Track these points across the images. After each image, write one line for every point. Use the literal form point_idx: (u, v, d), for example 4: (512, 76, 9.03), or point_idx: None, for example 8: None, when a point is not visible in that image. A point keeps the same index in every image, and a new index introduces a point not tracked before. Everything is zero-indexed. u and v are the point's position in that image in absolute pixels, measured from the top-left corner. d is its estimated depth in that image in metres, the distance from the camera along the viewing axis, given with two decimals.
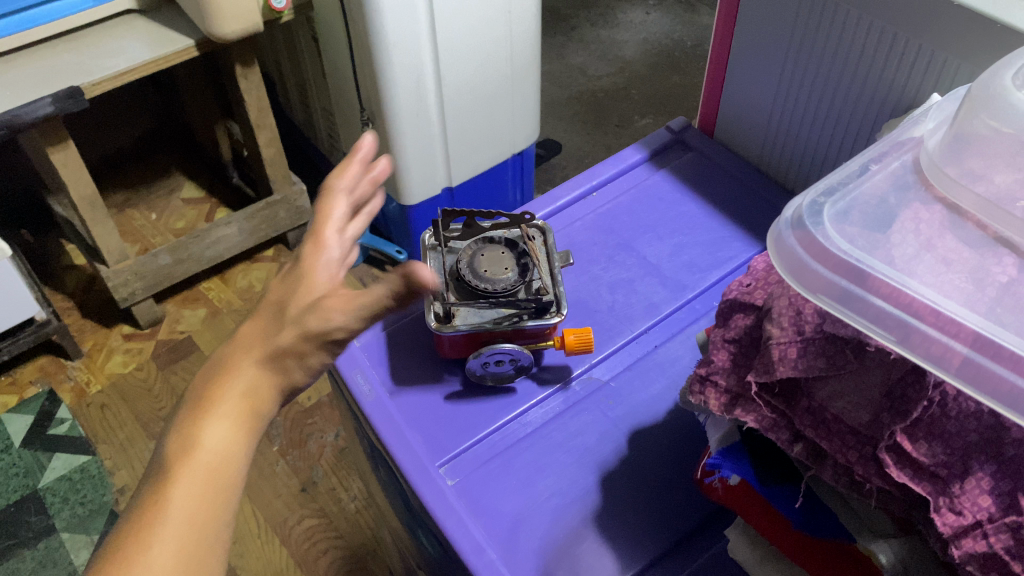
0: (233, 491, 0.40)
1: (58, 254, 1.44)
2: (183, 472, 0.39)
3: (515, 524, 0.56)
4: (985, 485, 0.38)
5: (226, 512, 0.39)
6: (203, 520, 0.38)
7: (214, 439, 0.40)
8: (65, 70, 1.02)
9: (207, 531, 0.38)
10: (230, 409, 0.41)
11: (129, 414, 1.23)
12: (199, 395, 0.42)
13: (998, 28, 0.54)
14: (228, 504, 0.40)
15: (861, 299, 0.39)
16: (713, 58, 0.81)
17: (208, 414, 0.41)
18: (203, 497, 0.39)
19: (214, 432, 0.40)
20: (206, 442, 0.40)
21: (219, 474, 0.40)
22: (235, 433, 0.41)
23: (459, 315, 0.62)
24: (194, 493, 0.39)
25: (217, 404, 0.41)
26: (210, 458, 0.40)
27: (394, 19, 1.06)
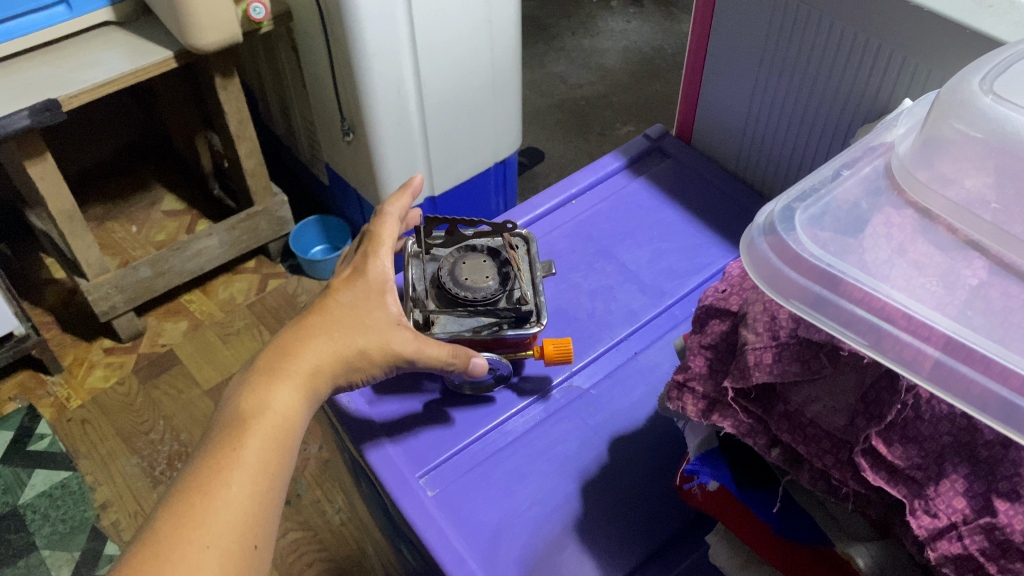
0: (294, 449, 0.50)
1: (38, 268, 1.43)
2: (262, 427, 0.48)
3: (496, 533, 0.56)
4: (959, 487, 0.38)
5: (285, 461, 0.49)
6: (274, 465, 0.48)
7: (286, 404, 0.50)
8: (42, 82, 1.01)
9: (275, 476, 0.48)
10: (300, 379, 0.51)
11: (110, 429, 1.21)
12: (276, 362, 0.51)
13: (968, 33, 0.54)
14: (291, 458, 0.49)
15: (834, 304, 0.39)
16: (689, 65, 0.81)
17: (284, 380, 0.50)
18: (277, 450, 0.48)
19: (284, 397, 0.50)
20: (283, 408, 0.50)
21: (286, 433, 0.49)
22: (299, 399, 0.51)
23: (439, 322, 0.63)
24: (267, 442, 0.48)
25: (291, 374, 0.51)
26: (280, 420, 0.49)
27: (374, 29, 1.06)
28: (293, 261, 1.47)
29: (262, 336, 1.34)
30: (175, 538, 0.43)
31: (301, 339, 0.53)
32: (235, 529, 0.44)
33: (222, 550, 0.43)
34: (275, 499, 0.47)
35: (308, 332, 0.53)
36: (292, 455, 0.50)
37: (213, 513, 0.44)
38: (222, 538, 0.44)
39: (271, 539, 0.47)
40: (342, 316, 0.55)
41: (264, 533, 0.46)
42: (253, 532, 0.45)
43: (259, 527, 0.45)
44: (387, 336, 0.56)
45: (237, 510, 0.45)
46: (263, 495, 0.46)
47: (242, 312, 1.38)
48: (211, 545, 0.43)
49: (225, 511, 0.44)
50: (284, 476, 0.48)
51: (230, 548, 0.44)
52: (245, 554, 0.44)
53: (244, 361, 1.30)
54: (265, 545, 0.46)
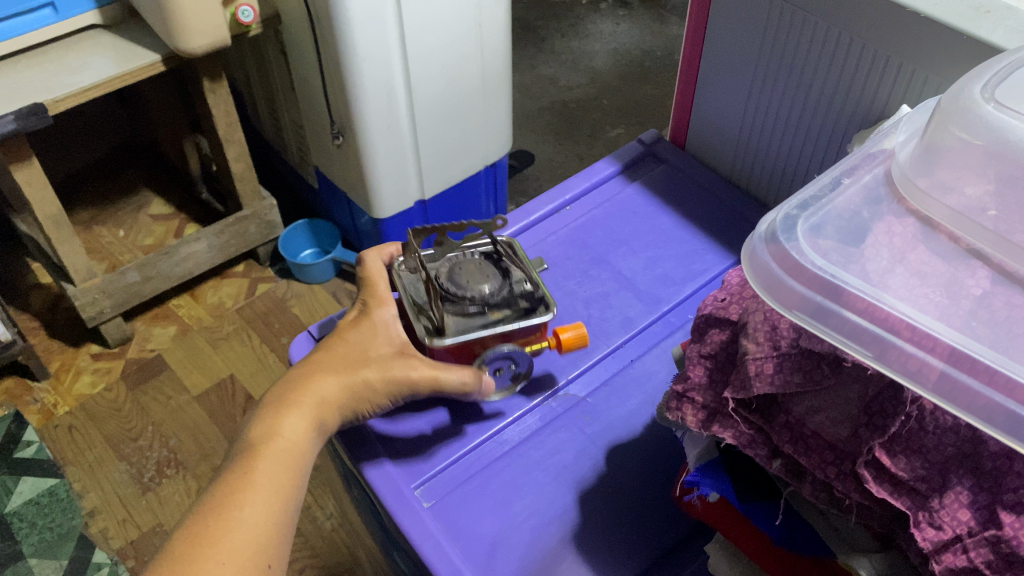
0: (305, 476, 0.52)
1: (24, 273, 1.41)
2: (272, 456, 0.51)
3: (493, 545, 0.56)
4: (963, 499, 0.38)
5: (297, 486, 0.51)
6: (284, 491, 0.50)
7: (295, 433, 0.52)
8: (28, 86, 1.00)
9: (286, 501, 0.50)
10: (309, 408, 0.53)
11: (98, 436, 1.20)
12: (286, 392, 0.54)
13: (964, 40, 0.54)
14: (302, 484, 0.52)
15: (837, 315, 0.38)
16: (683, 69, 0.81)
17: (293, 410, 0.53)
18: (286, 477, 0.51)
19: (293, 424, 0.52)
20: (293, 436, 0.52)
21: (297, 459, 0.52)
22: (308, 427, 0.53)
23: (449, 326, 0.61)
24: (277, 470, 0.50)
25: (300, 404, 0.53)
26: (290, 448, 0.51)
27: (364, 33, 1.05)
28: (282, 264, 1.46)
29: (252, 341, 1.33)
30: (190, 560, 0.45)
31: (310, 371, 0.55)
32: (246, 550, 0.47)
33: (235, 569, 0.46)
34: (287, 522, 0.50)
35: (316, 363, 0.56)
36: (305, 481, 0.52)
37: (226, 536, 0.47)
38: (235, 559, 0.46)
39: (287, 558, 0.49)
40: (349, 347, 0.57)
41: (276, 553, 0.48)
42: (265, 555, 0.47)
43: (270, 549, 0.48)
44: (392, 363, 0.56)
45: (248, 533, 0.47)
46: (273, 519, 0.49)
47: (231, 317, 1.37)
48: (225, 564, 0.46)
49: (237, 534, 0.47)
50: (295, 501, 0.51)
51: (241, 566, 0.46)
52: (255, 574, 0.47)
53: (234, 366, 1.29)
54: (277, 565, 0.48)
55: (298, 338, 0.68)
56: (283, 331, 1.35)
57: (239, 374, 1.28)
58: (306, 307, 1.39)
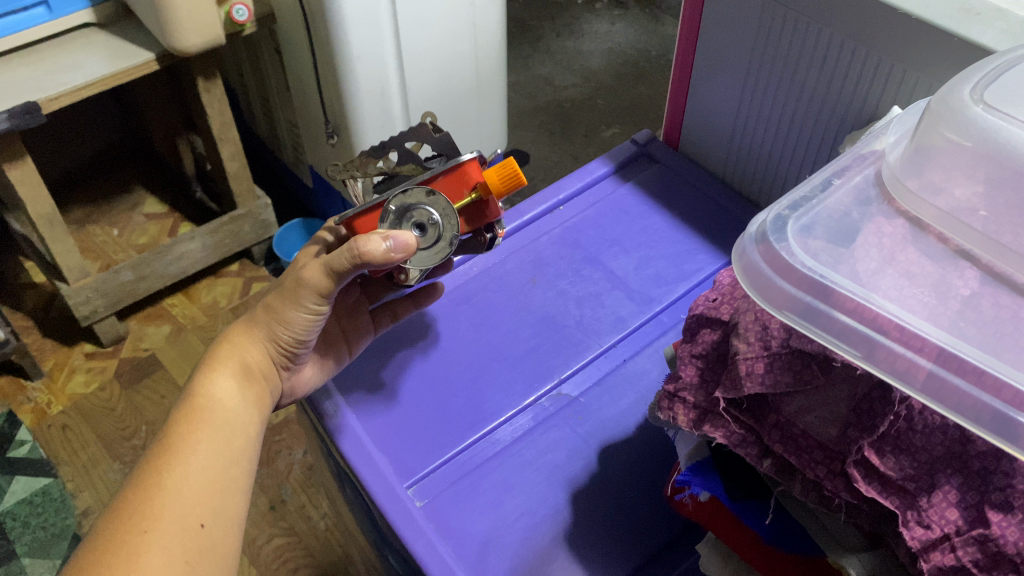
0: (236, 433, 0.52)
1: (18, 272, 1.41)
2: (195, 417, 0.51)
3: (485, 544, 0.56)
4: (952, 498, 0.38)
5: (228, 443, 0.51)
6: (210, 448, 0.49)
7: (216, 390, 0.53)
8: (21, 84, 0.99)
9: (215, 459, 0.49)
10: (228, 368, 0.55)
11: (92, 435, 1.20)
12: (204, 360, 0.56)
13: (956, 41, 0.54)
14: (234, 442, 0.51)
15: (826, 315, 0.39)
16: (676, 70, 0.81)
17: (210, 372, 0.54)
18: (211, 434, 0.50)
19: (214, 385, 0.53)
20: (214, 393, 0.53)
21: (222, 416, 0.52)
22: (231, 386, 0.54)
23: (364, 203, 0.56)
24: (200, 429, 0.50)
25: (217, 366, 0.55)
26: (211, 406, 0.52)
27: (358, 32, 1.05)
28: (277, 264, 1.46)
29: None
30: (117, 525, 0.43)
31: (229, 340, 0.57)
32: (173, 507, 0.45)
33: (162, 529, 0.44)
34: (218, 480, 0.48)
35: (234, 332, 0.58)
36: (239, 440, 0.52)
37: (151, 498, 0.45)
38: (162, 518, 0.44)
39: (224, 520, 0.47)
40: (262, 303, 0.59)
41: (211, 511, 0.47)
42: (195, 511, 0.46)
43: (200, 505, 0.46)
44: (288, 282, 0.55)
45: (174, 492, 0.46)
46: (201, 476, 0.48)
47: (225, 316, 1.37)
48: (151, 527, 0.44)
49: (162, 495, 0.45)
50: (227, 459, 0.50)
51: (169, 525, 0.44)
52: (187, 530, 0.45)
53: None
54: (215, 524, 0.46)
55: None
56: None
57: None
58: None
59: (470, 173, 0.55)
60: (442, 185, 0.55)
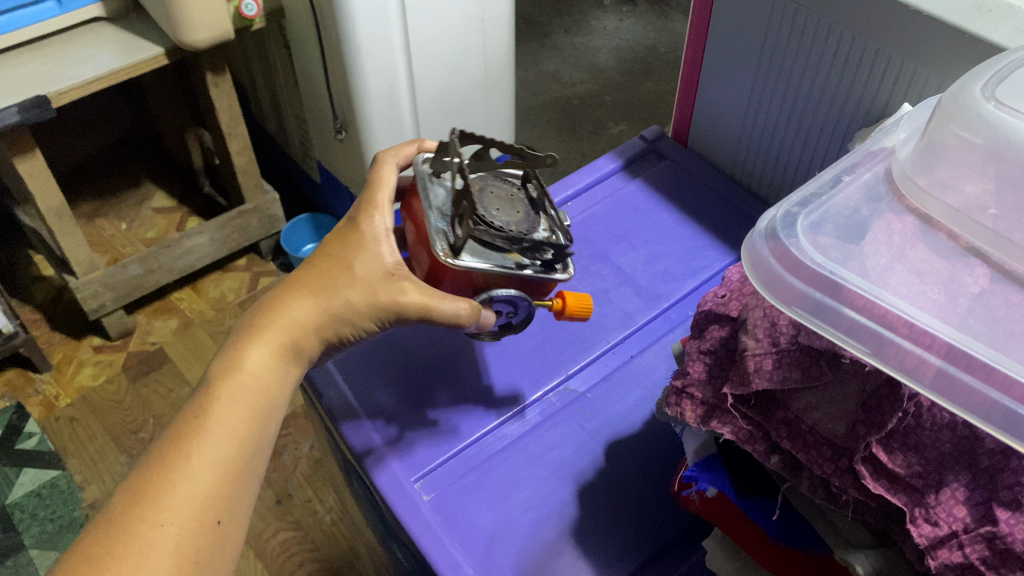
0: (268, 420, 0.50)
1: (27, 265, 1.42)
2: (232, 394, 0.49)
3: (491, 538, 0.56)
4: (959, 496, 0.38)
5: (257, 429, 0.49)
6: (241, 435, 0.48)
7: (258, 366, 0.51)
8: (31, 78, 1.00)
9: (244, 447, 0.48)
10: (276, 339, 0.52)
11: (100, 428, 1.21)
12: (255, 321, 0.52)
13: (967, 39, 0.54)
14: (265, 427, 0.50)
15: (836, 311, 0.38)
16: (686, 66, 0.81)
17: (256, 339, 0.51)
18: (243, 420, 0.49)
19: (257, 360, 0.51)
20: (256, 370, 0.51)
21: (259, 398, 0.50)
22: (273, 363, 0.51)
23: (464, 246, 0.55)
24: (235, 409, 0.49)
25: (266, 332, 0.52)
26: (250, 384, 0.50)
27: (367, 28, 1.05)
28: (284, 258, 1.46)
29: None
30: (129, 515, 0.43)
31: (284, 298, 0.53)
32: (192, 503, 0.45)
33: (177, 526, 0.44)
34: (239, 474, 0.48)
35: (286, 292, 0.54)
36: (271, 424, 0.51)
37: (170, 489, 0.45)
38: (179, 514, 0.44)
39: (239, 514, 0.47)
40: (324, 270, 0.54)
41: (228, 507, 0.46)
42: (213, 509, 0.46)
43: (219, 501, 0.46)
44: (378, 287, 0.54)
45: (197, 485, 0.45)
46: (224, 469, 0.47)
47: (232, 310, 1.37)
48: (166, 524, 0.44)
49: (183, 486, 0.45)
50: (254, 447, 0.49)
51: (184, 523, 0.44)
52: (201, 529, 0.45)
53: None
54: (230, 520, 0.46)
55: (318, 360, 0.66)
56: None
57: None
58: None
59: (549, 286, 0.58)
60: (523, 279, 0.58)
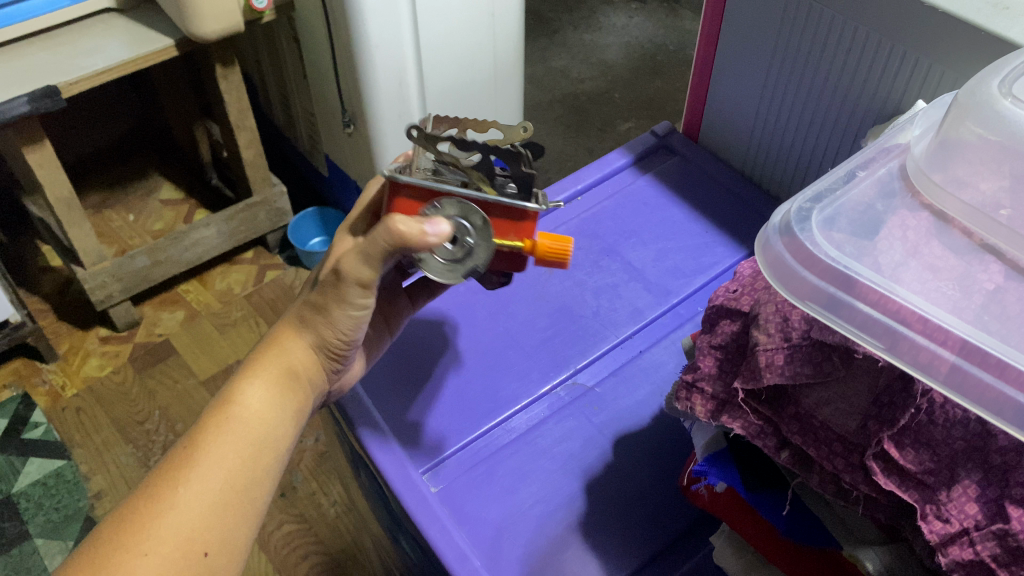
0: (265, 451, 0.50)
1: (35, 256, 1.42)
2: (225, 426, 0.49)
3: (498, 531, 0.56)
4: (972, 493, 0.38)
5: (254, 462, 0.49)
6: (232, 467, 0.48)
7: (253, 400, 0.51)
8: (41, 68, 1.00)
9: (240, 478, 0.48)
10: (270, 377, 0.52)
11: (105, 418, 1.21)
12: (249, 361, 0.53)
13: (983, 35, 0.54)
14: (264, 460, 0.50)
15: (849, 306, 0.38)
16: (698, 61, 0.80)
17: (249, 377, 0.52)
18: (236, 450, 0.49)
19: (250, 394, 0.51)
20: (255, 401, 0.51)
21: (259, 428, 0.50)
22: (267, 396, 0.51)
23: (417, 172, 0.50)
24: (228, 440, 0.49)
25: (260, 370, 0.52)
26: (248, 415, 0.50)
27: (378, 22, 1.05)
28: (291, 252, 1.46)
29: (259, 327, 1.33)
30: (113, 544, 0.44)
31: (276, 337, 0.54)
32: (180, 533, 0.45)
33: (162, 556, 0.44)
34: (230, 504, 0.47)
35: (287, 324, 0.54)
36: (271, 458, 0.50)
37: (156, 517, 0.45)
38: (165, 544, 0.44)
39: (231, 543, 0.47)
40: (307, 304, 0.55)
41: (220, 539, 0.46)
42: (204, 539, 0.46)
43: (210, 533, 0.46)
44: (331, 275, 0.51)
45: (186, 515, 0.45)
46: (214, 500, 0.47)
47: (239, 303, 1.37)
48: (149, 553, 0.44)
49: (171, 517, 0.45)
50: (253, 479, 0.49)
51: (170, 552, 0.44)
52: (188, 559, 0.45)
53: (241, 352, 1.29)
54: (221, 553, 0.46)
55: None
56: None
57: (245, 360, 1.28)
58: None
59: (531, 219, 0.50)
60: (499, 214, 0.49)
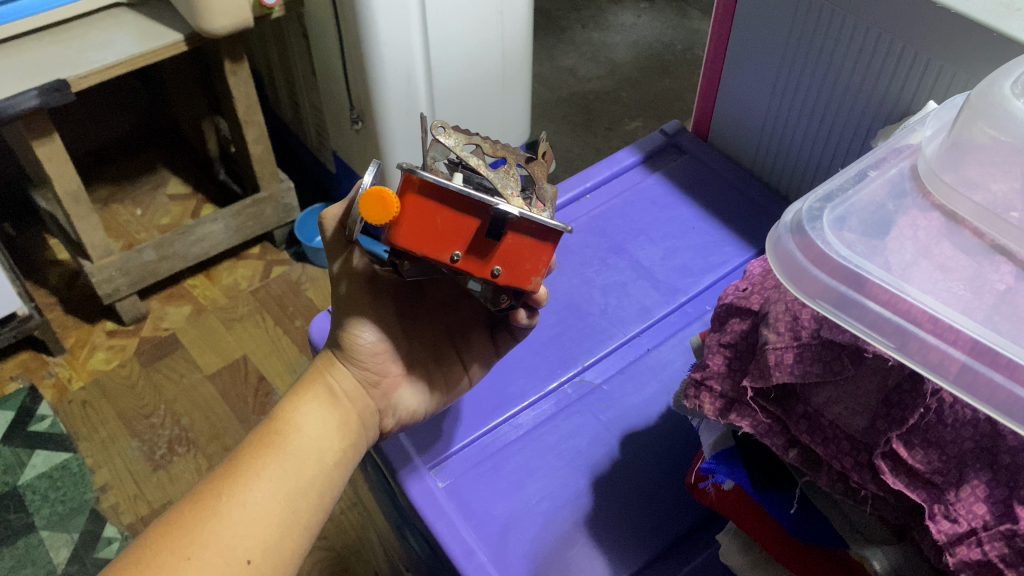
0: (308, 468, 0.51)
1: (42, 249, 1.43)
2: (271, 444, 0.51)
3: (505, 527, 0.56)
4: (980, 493, 0.38)
5: (297, 477, 0.51)
6: (275, 481, 0.50)
7: (298, 421, 0.53)
8: (51, 62, 1.00)
9: (280, 490, 0.50)
10: (314, 398, 0.54)
11: (111, 412, 1.21)
12: (297, 384, 0.56)
13: (995, 36, 0.54)
14: (307, 474, 0.51)
15: (860, 305, 0.38)
16: (708, 59, 0.80)
17: (296, 401, 0.54)
18: (279, 466, 0.51)
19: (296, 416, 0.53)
20: (295, 419, 0.53)
21: (298, 444, 0.52)
22: (311, 417, 0.53)
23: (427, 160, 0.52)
24: (273, 457, 0.51)
25: (306, 393, 0.55)
26: (293, 435, 0.52)
27: (387, 19, 1.05)
28: (297, 247, 1.46)
29: (265, 323, 1.34)
30: (159, 547, 0.46)
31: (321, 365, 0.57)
32: (221, 540, 0.47)
33: (203, 560, 0.46)
34: (273, 516, 0.49)
35: (326, 355, 0.57)
36: (317, 473, 0.52)
37: (201, 525, 0.47)
38: (208, 550, 0.46)
39: (275, 553, 0.48)
40: None
41: (262, 547, 0.48)
42: (244, 546, 0.47)
43: (251, 540, 0.48)
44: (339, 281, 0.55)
45: (228, 524, 0.47)
46: (257, 512, 0.48)
47: (245, 299, 1.38)
48: (192, 557, 0.46)
49: (214, 525, 0.47)
50: (295, 491, 0.50)
51: (212, 557, 0.46)
52: (228, 564, 0.46)
53: (247, 348, 1.30)
54: (263, 561, 0.48)
55: (318, 318, 0.72)
56: (297, 314, 1.35)
57: (252, 355, 1.29)
58: (320, 290, 1.39)
59: (411, 190, 0.43)
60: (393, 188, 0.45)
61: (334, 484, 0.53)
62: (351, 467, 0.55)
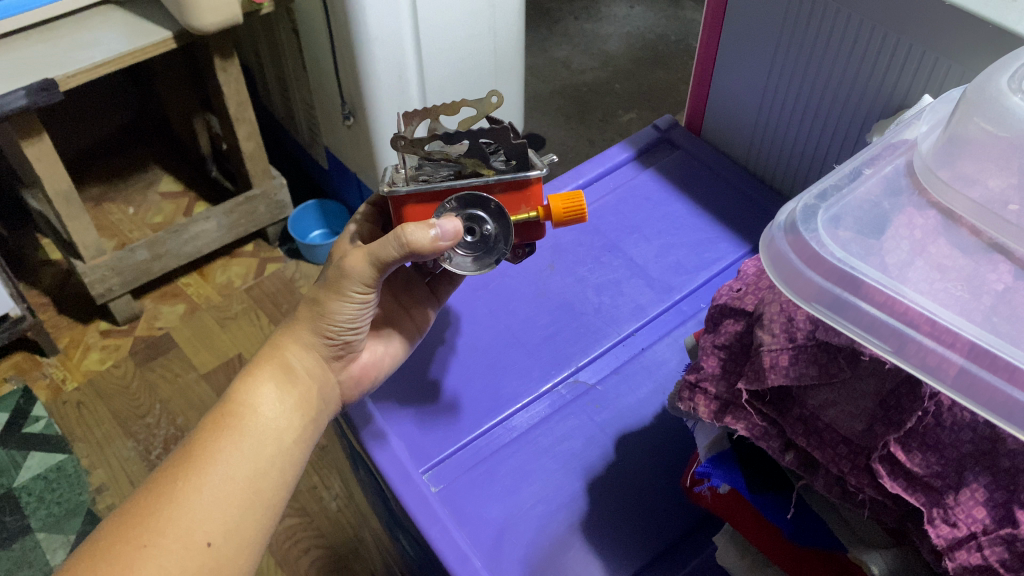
0: (265, 448, 0.51)
1: (34, 249, 1.41)
2: (225, 426, 0.51)
3: (500, 531, 0.55)
4: (979, 497, 0.37)
5: (254, 457, 0.50)
6: (233, 462, 0.49)
7: (253, 402, 0.52)
8: (38, 61, 0.99)
9: (239, 471, 0.49)
10: (267, 377, 0.54)
11: (106, 412, 1.20)
12: (250, 365, 0.55)
13: (990, 28, 0.53)
14: (266, 454, 0.51)
15: (855, 307, 0.38)
16: (701, 53, 0.80)
17: (248, 381, 0.53)
18: (236, 448, 0.50)
19: (250, 396, 0.52)
20: (251, 400, 0.52)
21: (255, 425, 0.51)
22: (266, 397, 0.53)
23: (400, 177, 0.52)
24: (228, 438, 0.50)
25: (258, 374, 0.54)
26: (247, 415, 0.52)
27: (377, 13, 1.04)
28: (290, 245, 1.46)
29: (260, 321, 1.33)
30: (116, 537, 0.45)
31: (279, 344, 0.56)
32: (180, 524, 0.46)
33: (162, 547, 0.45)
34: (232, 497, 0.48)
35: (285, 333, 0.57)
36: (274, 450, 0.51)
37: (158, 511, 0.46)
38: (166, 536, 0.45)
39: (236, 535, 0.48)
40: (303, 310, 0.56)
41: (223, 530, 0.47)
42: (203, 529, 0.47)
43: (211, 524, 0.47)
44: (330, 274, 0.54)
45: (186, 508, 0.47)
46: (216, 494, 0.48)
47: (239, 296, 1.37)
48: (149, 544, 0.45)
49: (171, 511, 0.46)
50: (255, 473, 0.50)
51: (171, 544, 0.45)
52: (189, 549, 0.46)
53: (241, 346, 1.29)
54: (224, 543, 0.47)
55: None
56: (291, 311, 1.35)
57: (246, 353, 1.28)
58: None
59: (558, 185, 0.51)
60: (501, 195, 0.51)
61: (294, 463, 0.53)
62: (309, 447, 0.54)
